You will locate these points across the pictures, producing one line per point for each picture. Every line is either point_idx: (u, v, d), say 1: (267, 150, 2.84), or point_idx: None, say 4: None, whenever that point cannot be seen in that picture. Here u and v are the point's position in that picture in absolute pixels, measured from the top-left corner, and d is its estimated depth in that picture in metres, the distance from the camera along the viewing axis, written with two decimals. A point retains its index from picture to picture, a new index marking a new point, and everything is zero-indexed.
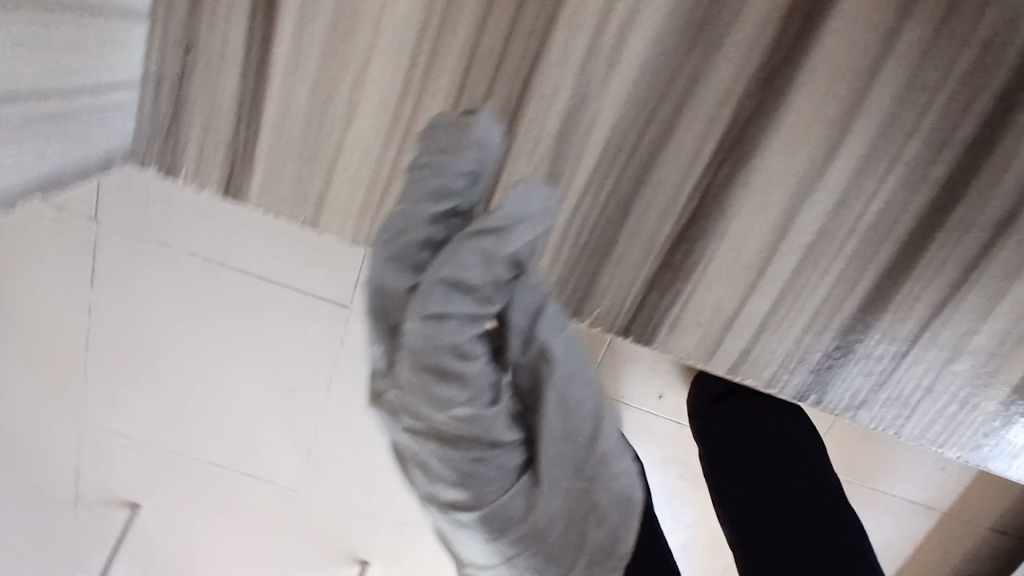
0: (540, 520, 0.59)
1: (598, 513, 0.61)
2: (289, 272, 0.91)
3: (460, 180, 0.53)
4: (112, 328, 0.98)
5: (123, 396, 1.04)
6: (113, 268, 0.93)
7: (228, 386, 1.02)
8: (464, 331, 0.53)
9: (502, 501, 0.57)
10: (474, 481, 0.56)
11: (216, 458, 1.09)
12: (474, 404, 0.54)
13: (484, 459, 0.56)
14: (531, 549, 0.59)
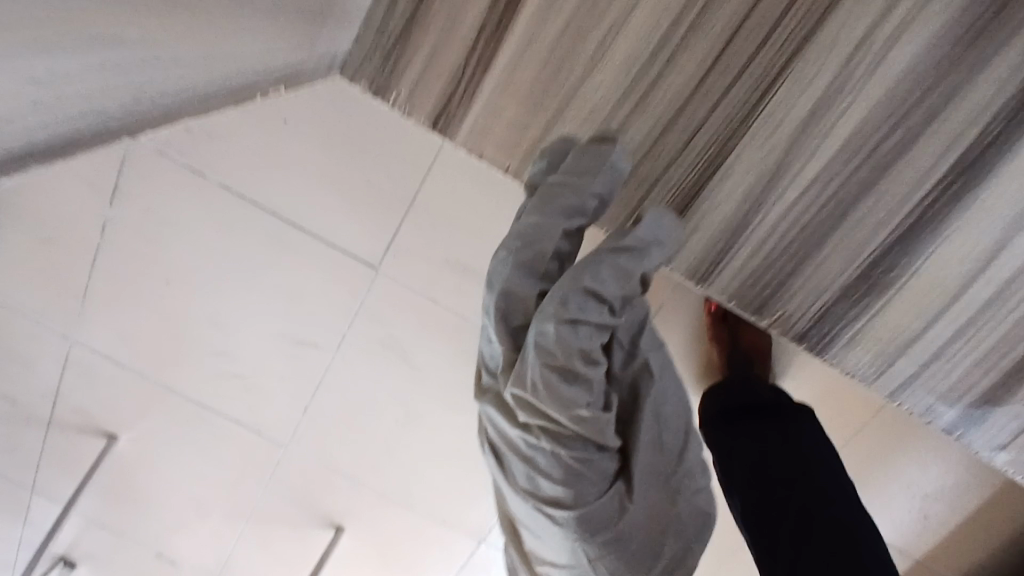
0: (627, 527, 0.55)
1: (678, 526, 0.56)
2: (325, 220, 0.87)
3: (593, 203, 0.48)
4: (121, 254, 0.93)
5: (121, 323, 0.99)
6: (135, 192, 0.87)
7: (234, 331, 0.98)
8: (593, 338, 0.51)
9: (598, 504, 0.54)
10: (576, 480, 0.53)
11: (206, 401, 1.06)
12: (592, 407, 0.51)
13: (588, 461, 0.53)
14: (615, 556, 0.55)
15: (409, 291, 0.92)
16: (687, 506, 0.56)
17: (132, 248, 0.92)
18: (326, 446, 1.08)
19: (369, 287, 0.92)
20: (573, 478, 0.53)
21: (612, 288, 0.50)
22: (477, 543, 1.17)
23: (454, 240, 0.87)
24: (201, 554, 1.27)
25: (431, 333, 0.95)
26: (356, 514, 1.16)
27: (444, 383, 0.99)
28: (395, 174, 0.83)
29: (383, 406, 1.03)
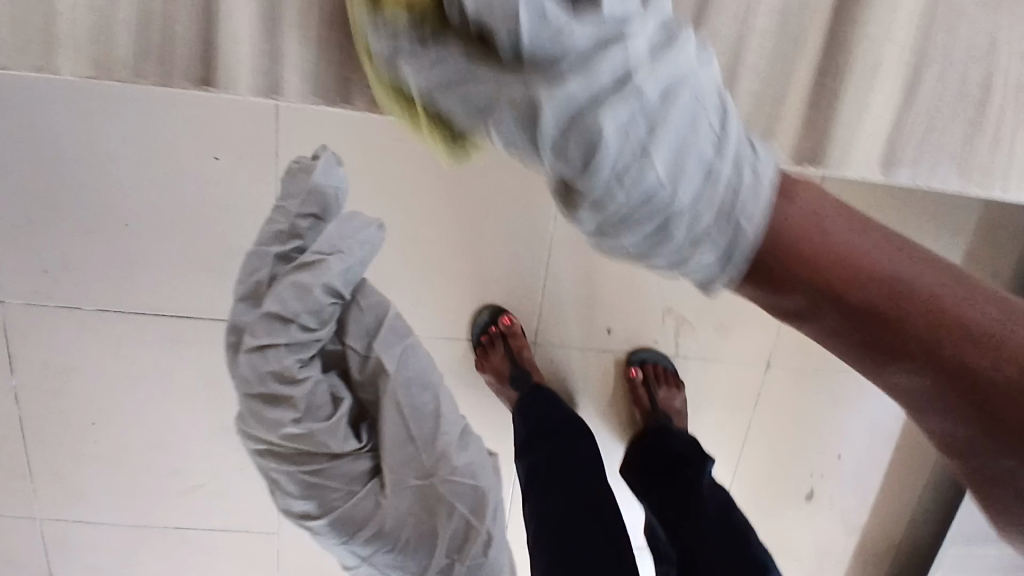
0: (388, 519, 0.74)
1: (446, 507, 0.74)
2: (204, 280, 0.91)
3: (303, 221, 0.67)
4: (38, 403, 0.94)
5: (72, 474, 0.99)
6: (25, 332, 0.91)
7: (177, 439, 0.98)
8: (286, 358, 0.67)
9: (348, 503, 0.73)
10: (320, 491, 0.72)
11: (184, 523, 1.03)
12: (305, 421, 0.68)
13: (325, 469, 0.72)
14: (384, 544, 0.74)
15: None
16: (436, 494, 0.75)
17: (48, 397, 0.94)
18: None
19: None
20: (313, 491, 0.72)
21: (295, 304, 0.65)
22: (505, 545, 1.11)
23: None
24: None
25: None
26: None
27: None
28: (243, 202, 0.86)
29: None
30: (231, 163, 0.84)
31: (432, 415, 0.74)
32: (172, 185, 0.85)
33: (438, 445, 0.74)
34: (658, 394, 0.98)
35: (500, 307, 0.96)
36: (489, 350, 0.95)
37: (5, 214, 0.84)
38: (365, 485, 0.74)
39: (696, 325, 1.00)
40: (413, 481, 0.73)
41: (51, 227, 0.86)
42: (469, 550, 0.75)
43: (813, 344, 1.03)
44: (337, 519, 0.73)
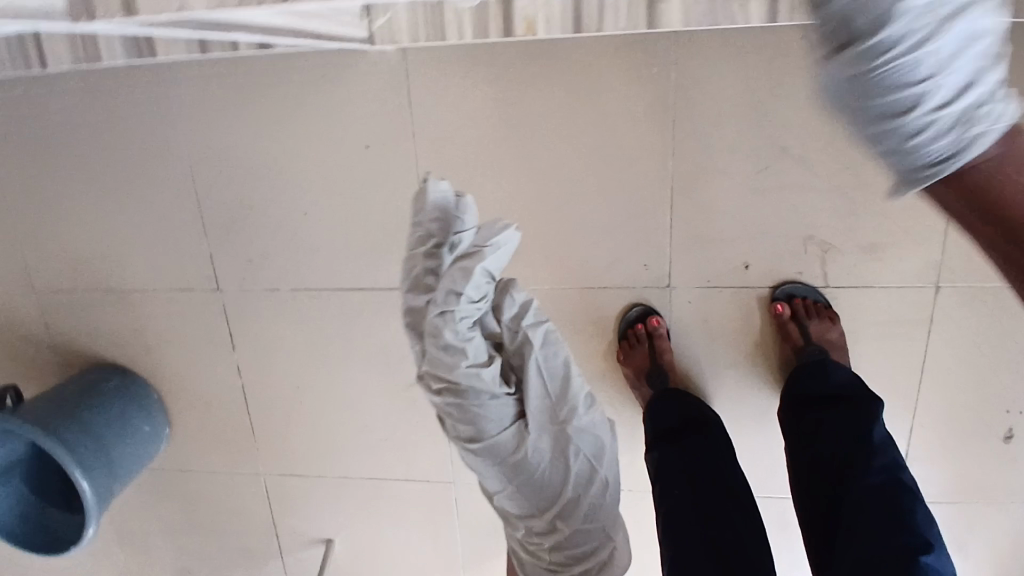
0: (527, 454, 0.73)
1: (573, 447, 0.76)
2: (366, 258, 1.04)
3: (434, 221, 0.66)
4: (254, 375, 1.14)
5: (283, 435, 1.17)
6: (239, 317, 1.11)
7: (361, 401, 1.13)
8: (465, 321, 0.66)
9: (496, 436, 0.71)
10: (478, 420, 0.71)
11: (375, 474, 1.18)
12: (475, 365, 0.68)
13: (481, 404, 0.70)
14: (522, 477, 0.74)
15: None
16: (587, 442, 0.77)
17: (261, 368, 1.14)
18: None
19: None
20: (470, 418, 0.70)
21: (464, 285, 0.64)
22: None
23: None
24: None
25: None
26: None
27: None
28: (392, 180, 1.00)
29: None
30: (379, 148, 0.98)
31: (562, 377, 0.75)
32: (335, 174, 1.01)
33: (568, 405, 0.75)
34: (811, 327, 0.94)
35: (651, 307, 1.01)
36: (633, 345, 0.99)
37: (216, 214, 1.06)
38: (522, 426, 0.73)
39: (843, 252, 0.95)
40: (547, 423, 0.75)
41: (248, 222, 1.05)
42: (590, 493, 0.77)
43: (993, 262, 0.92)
44: (494, 452, 0.72)
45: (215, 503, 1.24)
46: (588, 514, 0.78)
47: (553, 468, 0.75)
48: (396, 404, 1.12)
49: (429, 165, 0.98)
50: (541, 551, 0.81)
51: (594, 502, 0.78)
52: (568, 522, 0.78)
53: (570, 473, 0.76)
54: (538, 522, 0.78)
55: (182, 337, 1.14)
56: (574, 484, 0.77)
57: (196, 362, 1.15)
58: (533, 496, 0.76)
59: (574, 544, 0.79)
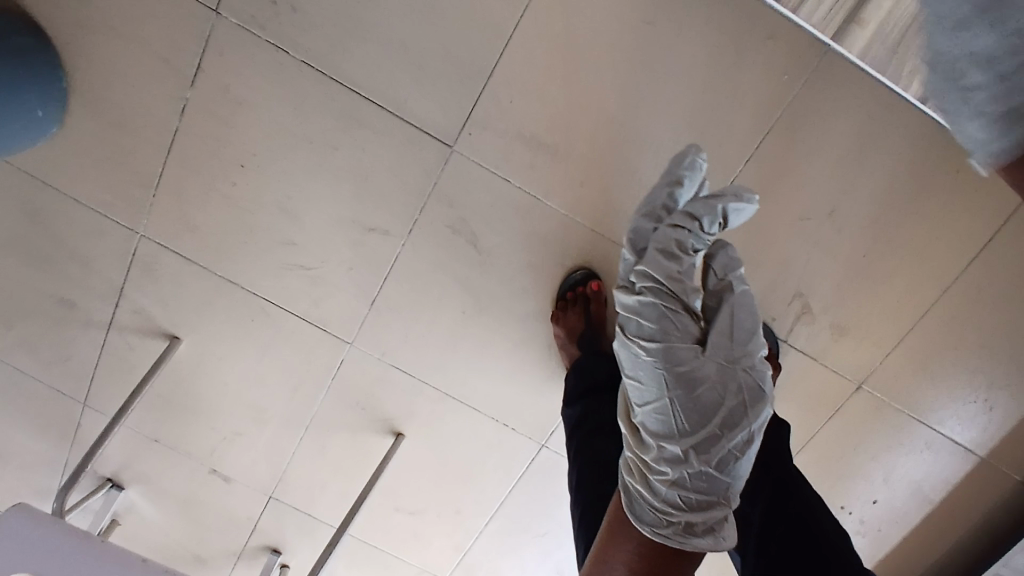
0: (695, 370, 0.74)
1: (736, 384, 0.74)
2: (405, 79, 0.92)
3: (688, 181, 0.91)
4: (198, 127, 0.95)
5: (193, 207, 0.99)
6: (221, 56, 0.92)
7: (303, 218, 0.99)
8: (686, 239, 0.83)
9: (674, 342, 0.76)
10: (666, 321, 0.77)
11: (272, 299, 1.04)
12: (682, 276, 0.80)
13: (673, 310, 0.78)
14: (683, 394, 0.74)
15: (484, 170, 0.96)
16: (750, 386, 0.75)
17: (216, 123, 0.95)
18: (392, 344, 1.06)
19: (441, 166, 0.96)
20: (661, 317, 0.78)
21: (699, 211, 0.84)
22: (539, 449, 1.11)
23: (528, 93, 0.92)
24: (255, 465, 1.15)
25: (502, 212, 0.98)
26: (420, 416, 1.10)
27: (508, 269, 1.01)
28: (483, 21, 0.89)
29: (441, 287, 1.02)
30: None
31: (751, 328, 0.78)
32: None
33: (747, 348, 0.77)
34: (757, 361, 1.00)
35: (594, 272, 1.01)
36: (568, 306, 1.00)
37: None
38: (696, 346, 0.76)
39: (816, 320, 1.03)
40: (720, 353, 0.76)
41: None
42: (732, 439, 0.73)
43: (903, 387, 1.07)
44: (666, 353, 0.75)
45: (61, 236, 1.01)
46: (721, 463, 0.73)
47: (708, 396, 0.74)
48: (341, 241, 1.00)
49: (532, 33, 0.91)
50: (658, 490, 0.75)
51: (731, 451, 0.73)
52: (700, 460, 0.73)
53: (721, 412, 0.73)
54: (668, 449, 0.75)
55: (134, 37, 0.91)
56: (720, 424, 0.73)
57: (135, 74, 0.93)
58: (684, 417, 0.73)
59: (689, 489, 0.74)
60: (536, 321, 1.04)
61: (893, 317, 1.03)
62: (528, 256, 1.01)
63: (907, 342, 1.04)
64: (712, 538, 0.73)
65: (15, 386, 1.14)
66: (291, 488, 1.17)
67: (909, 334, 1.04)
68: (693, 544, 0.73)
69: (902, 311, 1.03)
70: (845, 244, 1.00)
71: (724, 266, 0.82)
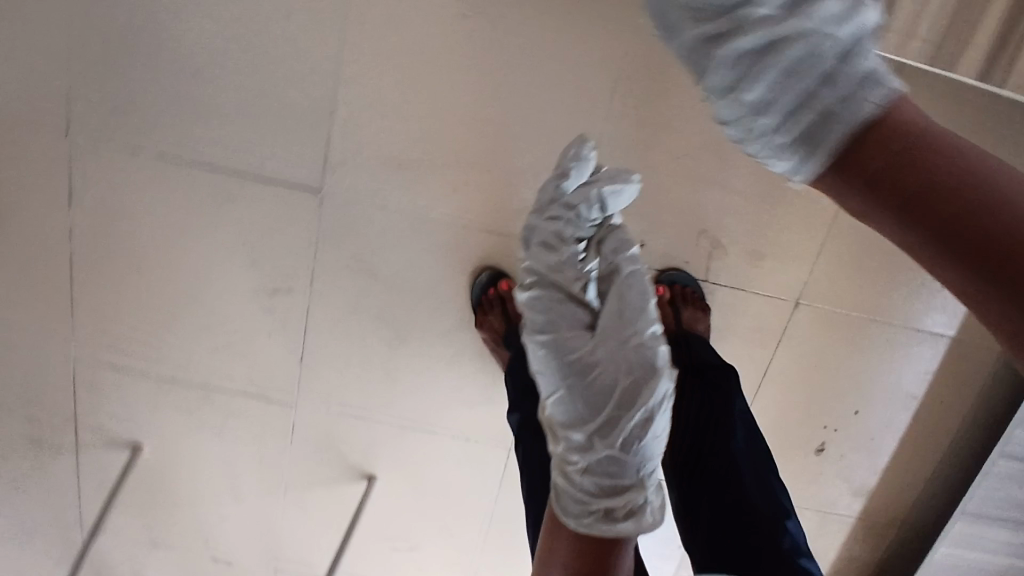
0: (584, 355, 0.71)
1: (629, 360, 0.69)
2: (256, 143, 0.94)
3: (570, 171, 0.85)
4: (89, 246, 0.99)
5: (111, 320, 1.03)
6: (85, 175, 0.95)
7: (212, 300, 1.03)
8: (567, 228, 0.78)
9: (561, 331, 0.73)
10: (553, 312, 0.74)
11: (211, 383, 1.08)
12: (566, 264, 0.76)
13: (560, 299, 0.75)
14: (575, 382, 0.71)
15: (359, 204, 0.97)
16: (645, 361, 0.69)
17: (103, 236, 0.99)
18: (333, 392, 1.08)
19: (318, 213, 0.97)
20: (548, 309, 0.74)
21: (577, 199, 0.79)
22: (507, 454, 1.11)
23: (373, 120, 0.93)
24: (252, 540, 1.19)
25: (390, 238, 0.99)
26: (384, 452, 1.12)
27: (416, 291, 1.02)
28: (308, 67, 0.90)
29: (359, 326, 1.04)
30: (300, 26, 0.89)
31: (643, 300, 0.71)
32: (244, 38, 0.89)
33: (638, 322, 0.70)
34: (683, 312, 0.99)
35: (500, 271, 1.01)
36: (485, 312, 0.99)
37: (85, 46, 0.89)
38: (585, 331, 0.73)
39: (729, 252, 1.01)
40: (609, 334, 0.71)
41: (123, 64, 0.90)
42: (631, 419, 0.68)
43: (844, 293, 1.03)
44: (552, 344, 0.72)
45: (5, 381, 1.06)
46: (627, 445, 0.69)
47: (602, 380, 0.70)
48: (253, 310, 1.03)
49: (356, 61, 0.90)
50: (575, 481, 0.72)
51: (635, 432, 0.68)
52: (603, 445, 0.69)
53: (615, 393, 0.69)
54: (577, 439, 0.71)
55: (4, 181, 0.95)
56: (618, 406, 0.69)
57: (17, 215, 0.97)
58: (580, 404, 0.70)
59: (605, 477, 0.70)
60: (461, 332, 1.04)
61: (810, 227, 0.99)
62: (431, 273, 1.02)
63: (832, 247, 1.01)
64: (633, 522, 0.67)
65: (17, 528, 1.20)
66: (292, 553, 1.20)
67: (832, 239, 1.00)
68: (615, 531, 0.68)
69: (816, 219, 0.99)
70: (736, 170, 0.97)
71: (611, 247, 0.75)
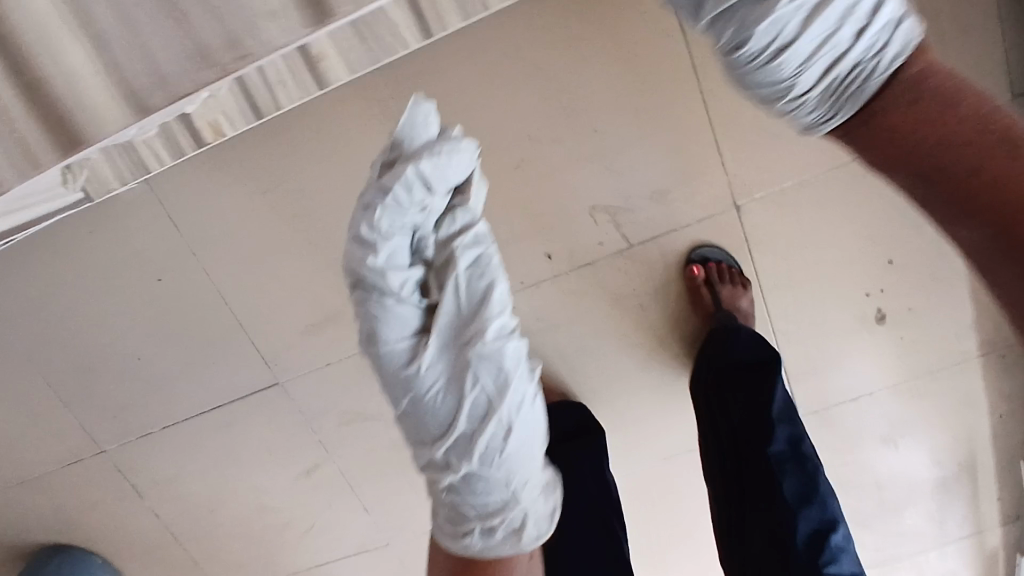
0: (419, 369, 0.67)
1: (471, 372, 0.66)
2: (211, 377, 1.05)
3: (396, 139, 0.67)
4: (171, 513, 1.17)
5: (224, 553, 1.20)
6: (131, 469, 1.12)
7: (273, 502, 1.15)
8: (387, 220, 0.64)
9: (387, 342, 0.67)
10: (376, 318, 0.67)
11: (319, 561, 1.20)
12: (387, 264, 0.65)
13: (381, 303, 0.66)
14: (414, 398, 0.68)
15: (312, 374, 1.04)
16: (488, 371, 0.66)
17: (175, 502, 1.15)
18: (408, 520, 1.15)
19: (289, 397, 1.06)
20: (369, 314, 0.67)
21: (393, 187, 0.62)
22: None
23: (272, 305, 1.00)
24: None
25: (354, 383, 1.04)
26: None
27: None
28: (201, 300, 1.00)
29: (386, 459, 1.10)
30: (173, 275, 0.98)
31: (479, 300, 0.67)
32: (145, 311, 1.01)
33: (476, 326, 0.66)
34: (721, 291, 0.93)
35: None
36: None
37: (63, 387, 1.06)
38: (419, 337, 0.68)
39: (635, 207, 0.93)
40: (446, 344, 0.67)
41: (92, 382, 1.06)
42: (486, 434, 0.67)
43: (782, 163, 0.90)
44: (378, 354, 0.68)
45: None
46: (486, 460, 0.67)
47: (448, 392, 0.67)
48: (304, 494, 1.14)
49: (227, 272, 0.98)
50: (444, 498, 0.71)
51: (494, 445, 0.67)
52: (461, 464, 0.68)
53: (465, 407, 0.67)
54: (437, 459, 0.69)
55: (90, 504, 1.16)
56: (470, 421, 0.67)
57: (115, 520, 1.17)
58: (426, 419, 0.68)
59: (473, 495, 0.68)
60: None
61: (692, 133, 0.89)
62: None
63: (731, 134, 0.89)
64: (512, 543, 0.69)
65: None
66: None
67: (726, 125, 0.89)
68: (494, 552, 0.70)
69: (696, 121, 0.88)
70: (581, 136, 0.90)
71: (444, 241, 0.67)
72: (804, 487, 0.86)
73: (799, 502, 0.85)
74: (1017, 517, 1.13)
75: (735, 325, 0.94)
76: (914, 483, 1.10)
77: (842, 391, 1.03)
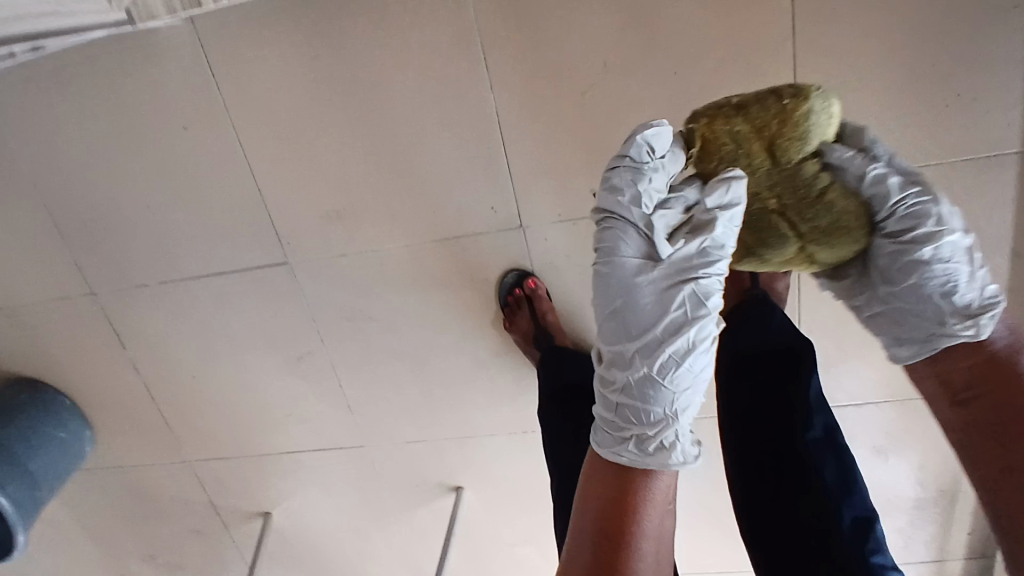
0: (634, 287, 0.62)
1: (685, 295, 0.61)
2: (219, 244, 1.01)
3: None
4: (151, 370, 1.14)
5: (198, 422, 1.19)
6: (121, 318, 1.09)
7: (258, 381, 1.13)
8: (636, 163, 0.63)
9: (613, 263, 0.63)
10: (607, 245, 0.63)
11: (291, 449, 1.20)
12: (633, 200, 0.63)
13: (615, 231, 0.63)
14: (624, 314, 0.62)
15: (323, 262, 1.00)
16: (699, 298, 0.61)
17: (158, 360, 1.13)
18: (389, 427, 1.14)
19: (295, 281, 1.02)
20: (603, 241, 0.64)
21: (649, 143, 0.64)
22: None
23: (299, 184, 0.96)
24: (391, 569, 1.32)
25: (364, 281, 1.01)
26: (460, 465, 1.17)
27: (410, 319, 1.03)
28: (227, 162, 0.95)
29: (381, 363, 1.08)
30: (202, 128, 0.93)
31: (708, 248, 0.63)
32: (166, 159, 0.96)
33: (699, 263, 0.62)
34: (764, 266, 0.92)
35: (526, 270, 0.98)
36: (513, 313, 0.98)
37: (66, 217, 1.02)
38: (645, 265, 0.62)
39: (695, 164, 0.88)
40: (664, 275, 0.62)
41: (96, 221, 1.01)
42: (672, 345, 0.60)
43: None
44: (599, 274, 0.64)
45: (151, 490, 1.27)
46: (665, 369, 0.61)
47: (654, 308, 0.61)
48: (290, 380, 1.12)
49: (256, 137, 0.94)
50: (609, 412, 0.64)
51: (676, 357, 0.61)
52: (644, 365, 0.61)
53: (667, 319, 0.61)
54: (622, 367, 0.63)
55: (73, 343, 1.13)
56: (665, 331, 0.61)
57: (94, 366, 1.15)
58: (625, 332, 0.62)
59: (644, 403, 0.61)
60: (468, 338, 1.04)
61: None
62: (417, 299, 1.02)
63: None
64: (665, 454, 0.61)
65: None
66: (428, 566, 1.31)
67: None
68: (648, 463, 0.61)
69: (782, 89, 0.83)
70: (659, 80, 0.84)
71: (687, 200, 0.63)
72: (844, 484, 0.76)
73: (843, 493, 0.75)
74: (978, 553, 1.14)
75: (770, 307, 0.91)
76: (893, 497, 1.12)
77: (847, 394, 1.03)
